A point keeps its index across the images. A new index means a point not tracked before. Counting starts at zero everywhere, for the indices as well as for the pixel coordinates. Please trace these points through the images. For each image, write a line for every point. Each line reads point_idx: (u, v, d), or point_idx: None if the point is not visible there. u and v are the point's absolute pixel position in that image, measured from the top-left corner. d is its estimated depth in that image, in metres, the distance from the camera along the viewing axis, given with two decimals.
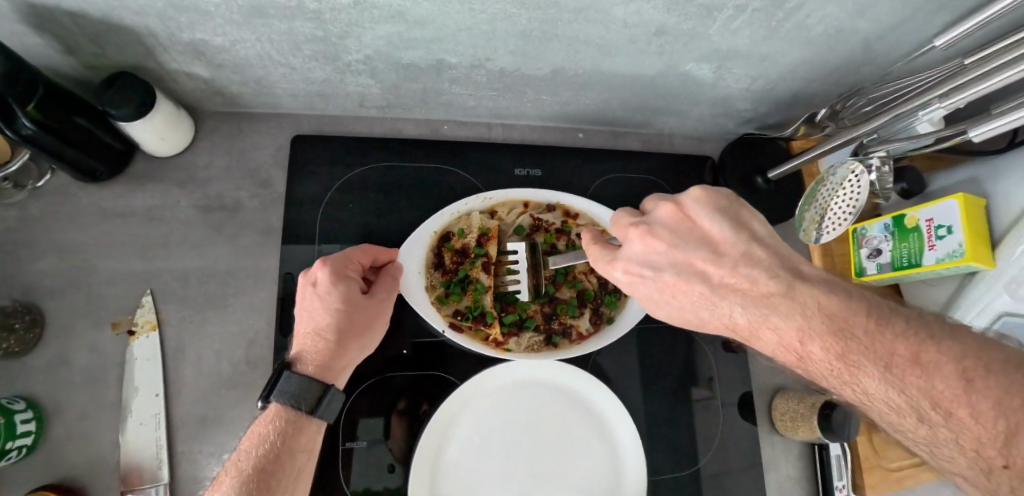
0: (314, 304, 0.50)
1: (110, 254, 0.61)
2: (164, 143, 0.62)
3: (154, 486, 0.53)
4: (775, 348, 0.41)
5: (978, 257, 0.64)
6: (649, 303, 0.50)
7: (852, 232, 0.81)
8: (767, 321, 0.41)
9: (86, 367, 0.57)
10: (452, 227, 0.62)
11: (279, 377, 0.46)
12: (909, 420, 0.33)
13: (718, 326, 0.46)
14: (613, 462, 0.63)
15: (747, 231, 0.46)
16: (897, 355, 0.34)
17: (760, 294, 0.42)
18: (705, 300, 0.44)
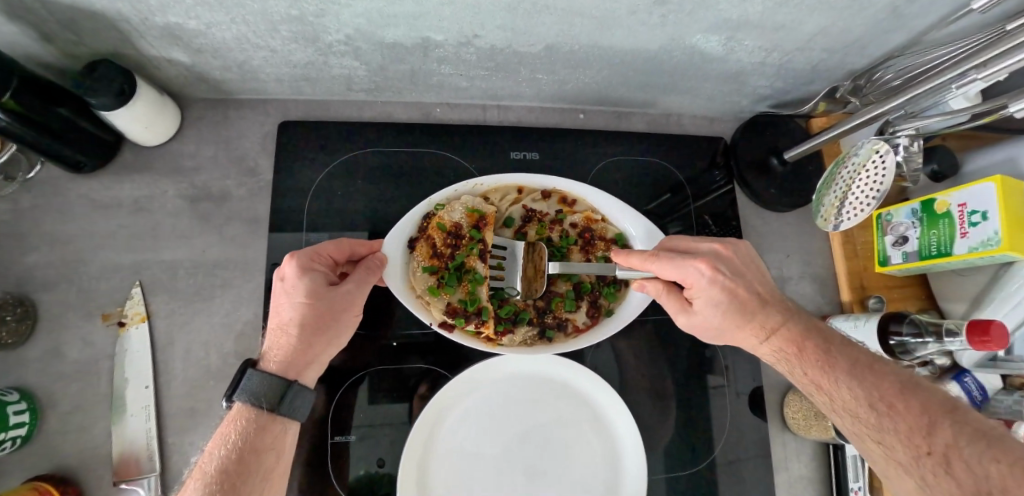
0: (280, 299, 0.49)
1: (100, 245, 0.60)
2: (149, 132, 0.60)
3: (147, 477, 0.53)
4: (779, 343, 0.50)
5: (1016, 247, 0.59)
6: (708, 305, 0.51)
7: (878, 217, 0.75)
8: (783, 322, 0.51)
9: (79, 358, 0.57)
10: (439, 209, 0.57)
11: (241, 376, 0.46)
12: (865, 410, 0.43)
13: (743, 331, 0.52)
14: (611, 462, 0.60)
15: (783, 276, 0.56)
16: (863, 363, 0.47)
17: (783, 304, 0.52)
18: (750, 302, 0.50)
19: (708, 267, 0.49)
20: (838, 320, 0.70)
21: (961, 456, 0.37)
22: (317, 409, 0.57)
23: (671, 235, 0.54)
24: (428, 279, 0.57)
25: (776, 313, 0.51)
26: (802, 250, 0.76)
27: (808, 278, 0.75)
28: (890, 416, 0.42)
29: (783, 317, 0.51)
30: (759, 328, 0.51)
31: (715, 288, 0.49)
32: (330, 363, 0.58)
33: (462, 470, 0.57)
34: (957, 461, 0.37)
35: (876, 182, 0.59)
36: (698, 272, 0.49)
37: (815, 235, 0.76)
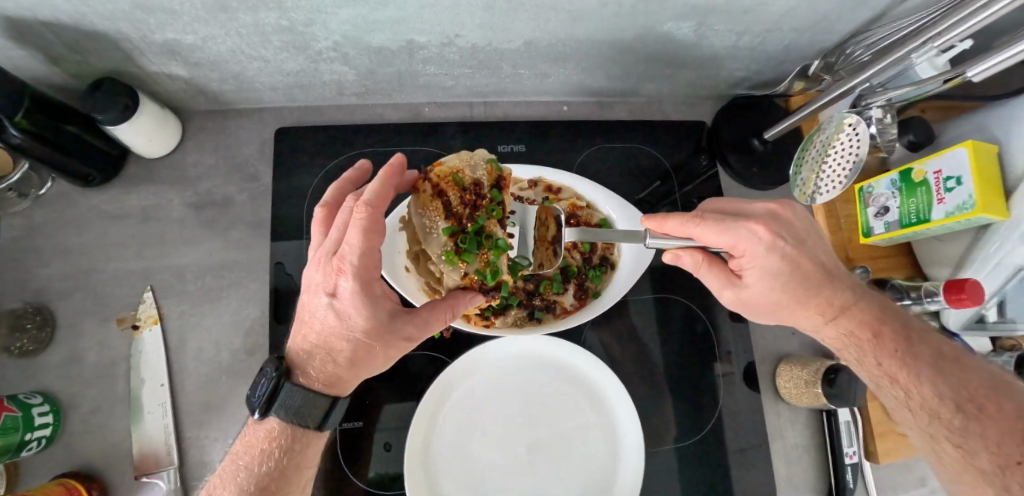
0: (337, 318, 0.46)
1: (112, 254, 0.63)
2: (153, 145, 0.63)
3: (166, 470, 0.56)
4: (851, 327, 0.49)
5: (990, 209, 0.61)
6: (761, 275, 0.50)
7: (860, 190, 0.77)
8: (856, 304, 0.50)
9: (97, 361, 0.60)
10: (456, 164, 0.54)
11: (276, 389, 0.46)
12: (947, 411, 0.42)
13: (808, 310, 0.51)
14: (610, 444, 0.62)
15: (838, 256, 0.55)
16: (949, 359, 0.45)
17: (856, 285, 0.52)
18: (814, 275, 0.50)
19: (765, 231, 0.48)
20: None
21: None
22: None
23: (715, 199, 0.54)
24: (443, 241, 0.53)
25: (848, 294, 0.50)
26: None
27: None
28: (976, 419, 0.41)
29: (853, 297, 0.50)
30: (830, 307, 0.50)
31: (778, 259, 0.49)
32: None
33: (466, 454, 0.60)
34: None
35: (851, 153, 0.61)
36: (753, 236, 0.48)
37: None
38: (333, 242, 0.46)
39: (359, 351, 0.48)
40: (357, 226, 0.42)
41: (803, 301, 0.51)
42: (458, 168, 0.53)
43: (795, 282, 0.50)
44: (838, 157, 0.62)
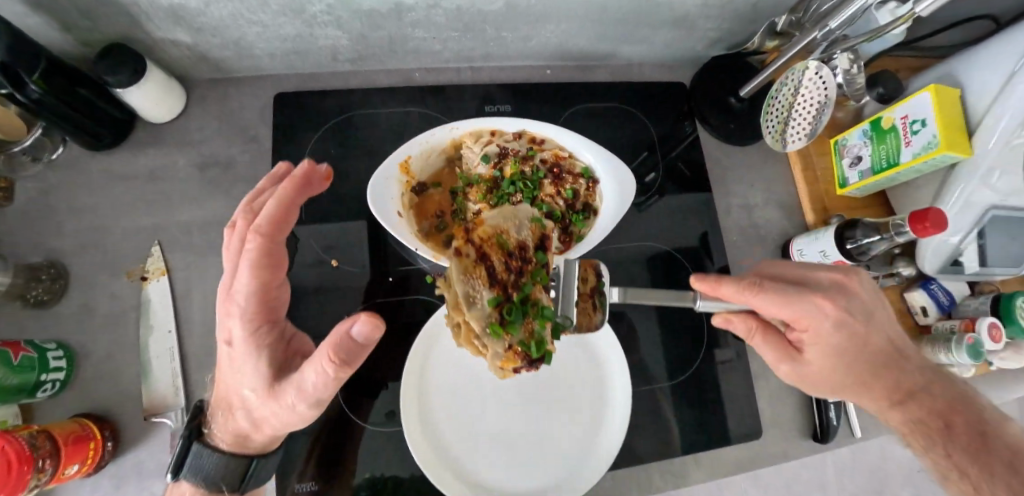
0: (234, 375, 0.47)
1: (122, 212, 0.66)
2: (159, 109, 0.67)
3: (172, 411, 0.59)
4: (924, 416, 0.50)
5: (952, 147, 0.64)
6: (824, 353, 0.51)
7: (835, 144, 0.80)
8: (920, 405, 0.51)
9: (108, 311, 0.63)
10: (464, 141, 0.65)
11: (186, 454, 0.48)
12: (980, 483, 0.43)
13: (870, 395, 0.53)
14: (593, 425, 0.65)
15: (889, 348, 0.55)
16: (1011, 451, 0.45)
17: (931, 388, 0.52)
18: (883, 357, 0.52)
19: (832, 307, 0.49)
20: (799, 239, 0.74)
21: None
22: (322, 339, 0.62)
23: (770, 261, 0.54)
24: (486, 309, 0.52)
25: (913, 382, 0.52)
26: (767, 179, 0.81)
27: (774, 204, 0.80)
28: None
29: (924, 386, 0.52)
30: (892, 394, 0.52)
31: (836, 336, 0.50)
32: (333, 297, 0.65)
33: (458, 393, 0.63)
34: None
35: (818, 98, 0.64)
36: (818, 310, 0.49)
37: (777, 164, 0.82)
38: (228, 280, 0.48)
39: (250, 406, 0.46)
40: (246, 260, 0.44)
41: (846, 388, 0.53)
42: (510, 235, 0.57)
43: (851, 349, 0.51)
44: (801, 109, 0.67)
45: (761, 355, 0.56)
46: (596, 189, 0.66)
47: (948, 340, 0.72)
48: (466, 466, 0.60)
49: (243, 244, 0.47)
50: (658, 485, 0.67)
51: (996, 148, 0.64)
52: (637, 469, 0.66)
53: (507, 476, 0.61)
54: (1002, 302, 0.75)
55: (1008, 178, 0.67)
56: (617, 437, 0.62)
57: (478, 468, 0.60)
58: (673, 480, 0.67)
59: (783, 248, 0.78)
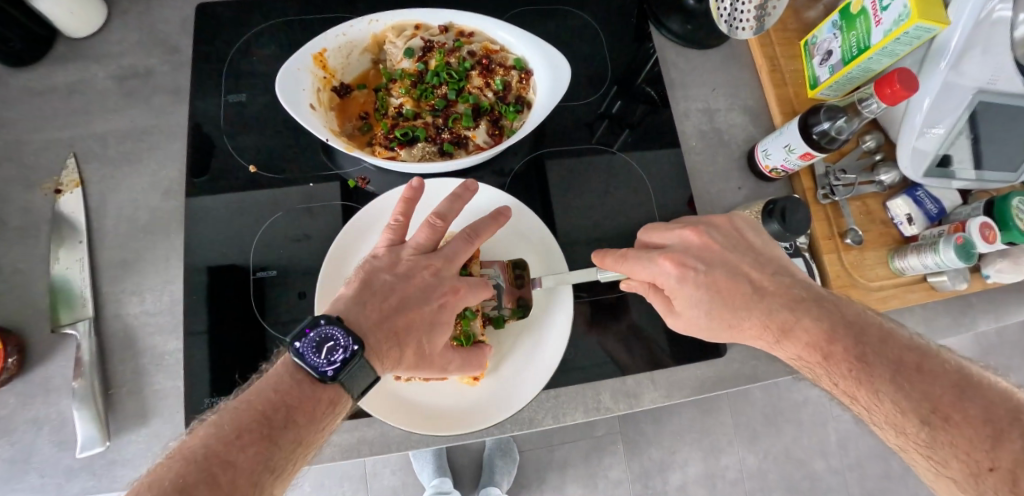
0: (433, 326, 0.51)
1: (37, 125, 0.63)
2: (75, 19, 0.63)
3: (77, 322, 0.55)
4: (802, 348, 0.45)
5: (928, 16, 0.56)
6: (687, 304, 0.52)
7: (805, 44, 0.74)
8: (798, 322, 0.46)
9: (21, 224, 0.60)
10: (384, 33, 0.60)
11: (352, 361, 0.43)
12: (909, 421, 0.36)
13: (753, 332, 0.50)
14: (538, 331, 0.59)
15: (764, 263, 0.52)
16: (903, 359, 0.40)
17: (798, 300, 0.48)
18: (739, 296, 0.50)
19: (672, 265, 0.52)
20: (764, 140, 0.68)
21: None
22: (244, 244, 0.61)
23: (645, 228, 0.58)
24: None
25: (785, 314, 0.48)
26: (728, 85, 0.75)
27: (737, 111, 0.75)
28: (942, 426, 0.35)
29: (797, 316, 0.46)
30: (767, 329, 0.48)
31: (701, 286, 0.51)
32: (254, 204, 0.63)
33: None
34: None
35: None
36: (663, 270, 0.52)
37: (738, 69, 0.76)
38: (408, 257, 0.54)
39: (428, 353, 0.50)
40: (466, 236, 0.55)
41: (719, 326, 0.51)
42: None
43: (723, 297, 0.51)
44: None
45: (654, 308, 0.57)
46: (530, 81, 0.62)
47: (935, 243, 0.65)
48: None
49: (428, 226, 0.55)
50: (607, 406, 0.60)
51: (969, 16, 0.58)
52: (582, 386, 0.60)
53: (431, 388, 0.55)
54: (997, 205, 0.67)
55: (983, 58, 0.60)
56: (559, 348, 0.57)
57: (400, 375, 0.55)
58: (625, 401, 0.61)
59: (746, 156, 0.72)
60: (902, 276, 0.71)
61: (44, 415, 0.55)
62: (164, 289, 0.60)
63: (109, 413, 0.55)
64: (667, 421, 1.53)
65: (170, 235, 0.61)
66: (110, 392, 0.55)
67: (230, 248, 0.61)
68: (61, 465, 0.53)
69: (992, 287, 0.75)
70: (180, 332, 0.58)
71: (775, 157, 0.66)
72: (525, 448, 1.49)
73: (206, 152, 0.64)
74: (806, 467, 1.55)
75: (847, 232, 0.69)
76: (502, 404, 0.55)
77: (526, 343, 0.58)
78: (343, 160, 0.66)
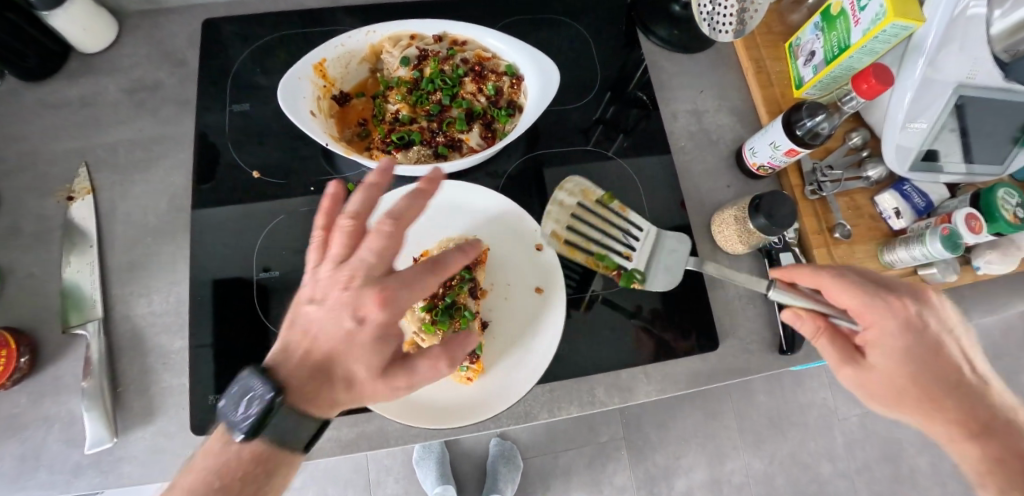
0: (348, 344, 0.42)
1: (50, 136, 0.66)
2: (87, 35, 0.66)
3: (87, 323, 0.57)
4: (949, 435, 0.44)
5: (903, 15, 0.58)
6: (885, 354, 0.47)
7: (790, 46, 0.76)
8: (978, 439, 0.43)
9: (34, 230, 0.63)
10: (381, 43, 0.63)
11: (269, 412, 0.37)
12: None
13: (912, 411, 0.46)
14: (533, 329, 0.60)
15: (986, 387, 0.47)
16: None
17: (994, 420, 0.44)
18: (948, 376, 0.46)
19: (905, 310, 0.47)
20: (751, 138, 0.69)
21: None
22: (248, 246, 0.64)
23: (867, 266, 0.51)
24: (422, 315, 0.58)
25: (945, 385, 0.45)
26: (715, 86, 0.78)
27: (724, 112, 0.77)
28: None
29: (974, 408, 0.45)
30: (935, 406, 0.45)
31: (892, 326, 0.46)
32: (258, 209, 0.65)
33: None
34: None
35: None
36: (894, 312, 0.47)
37: (725, 72, 0.78)
38: (328, 270, 0.45)
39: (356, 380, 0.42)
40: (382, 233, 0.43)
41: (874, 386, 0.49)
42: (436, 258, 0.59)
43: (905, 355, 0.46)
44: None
45: (819, 351, 0.51)
46: (521, 86, 0.64)
47: (922, 235, 0.66)
48: None
49: (344, 231, 0.46)
50: (601, 400, 0.61)
51: (943, 13, 0.60)
52: (578, 381, 0.62)
53: (428, 383, 0.56)
54: (983, 197, 0.69)
55: (960, 52, 0.62)
56: (551, 344, 0.58)
57: None
58: (619, 395, 0.62)
59: (734, 155, 0.74)
60: (892, 269, 0.72)
61: (55, 413, 0.57)
62: (170, 290, 0.62)
63: (117, 410, 0.56)
64: (671, 426, 1.53)
65: (177, 239, 0.64)
66: (117, 390, 0.57)
67: (235, 251, 0.63)
68: (70, 461, 0.55)
69: (983, 279, 0.76)
70: (185, 332, 0.60)
71: (761, 154, 0.67)
72: (529, 454, 1.48)
73: (212, 159, 0.66)
74: (813, 471, 1.54)
75: (835, 227, 0.70)
76: (496, 399, 0.56)
77: (520, 339, 0.59)
78: (342, 165, 0.68)
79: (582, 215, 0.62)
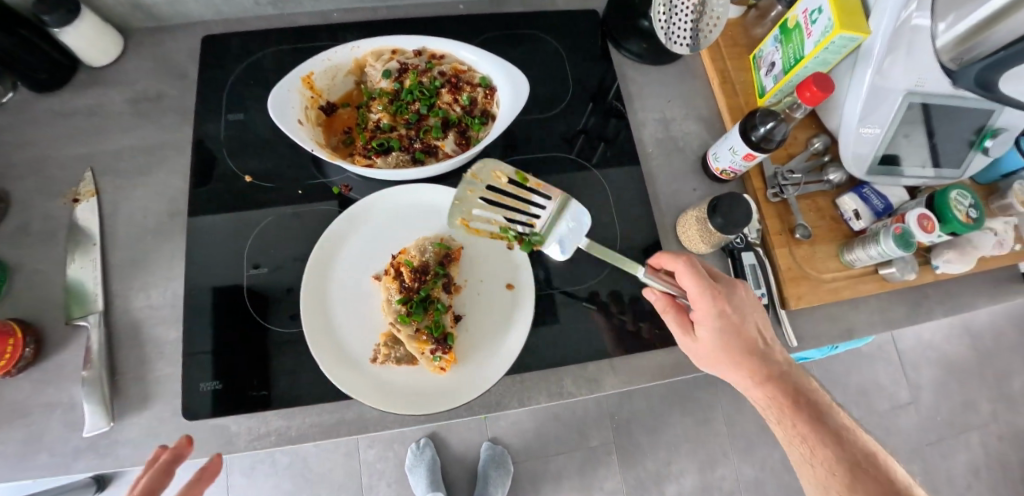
0: None
1: (60, 144, 0.71)
2: (95, 50, 0.72)
3: (89, 315, 0.62)
4: (765, 384, 0.60)
5: (849, 28, 0.63)
6: (711, 332, 0.59)
7: (753, 57, 0.80)
8: (780, 382, 0.60)
9: (42, 230, 0.67)
10: (365, 57, 0.68)
11: None
12: (809, 447, 0.56)
13: (739, 374, 0.61)
14: (504, 322, 0.64)
15: (762, 348, 0.61)
16: (835, 428, 0.57)
17: (781, 372, 0.60)
18: (751, 343, 0.60)
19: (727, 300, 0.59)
20: (714, 144, 0.73)
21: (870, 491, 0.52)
22: (239, 244, 0.68)
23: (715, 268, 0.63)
24: (397, 307, 0.61)
25: (775, 367, 0.60)
26: (683, 96, 0.82)
27: (692, 120, 0.81)
28: (817, 453, 0.55)
29: (779, 371, 0.60)
30: (756, 373, 0.60)
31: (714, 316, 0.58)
32: (250, 210, 0.70)
33: (361, 294, 0.63)
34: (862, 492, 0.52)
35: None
36: (716, 302, 0.58)
37: (693, 82, 0.83)
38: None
39: None
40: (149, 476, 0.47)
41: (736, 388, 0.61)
42: (412, 254, 0.62)
43: (728, 336, 0.60)
44: (678, 13, 0.67)
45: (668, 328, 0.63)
46: (494, 96, 0.69)
47: (876, 235, 0.70)
48: (363, 357, 0.60)
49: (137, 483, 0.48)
50: (569, 390, 0.64)
51: (887, 24, 0.64)
52: (549, 372, 0.65)
53: (404, 372, 0.60)
54: (937, 198, 0.72)
55: (907, 60, 0.66)
56: (521, 337, 0.62)
57: (374, 360, 0.60)
58: (587, 386, 0.65)
59: (700, 160, 0.78)
60: (852, 268, 0.75)
61: (57, 399, 0.61)
62: (166, 286, 0.66)
63: (114, 397, 0.60)
64: (661, 430, 1.54)
65: (174, 238, 0.68)
66: (115, 378, 0.61)
67: (227, 249, 0.68)
68: (69, 444, 0.59)
69: (943, 278, 0.79)
70: (179, 324, 0.64)
71: (723, 159, 0.71)
72: (521, 459, 1.50)
73: (208, 164, 0.71)
74: None
75: (796, 228, 0.74)
76: (468, 387, 0.59)
77: (492, 332, 0.63)
78: (329, 169, 0.73)
79: (493, 198, 0.64)
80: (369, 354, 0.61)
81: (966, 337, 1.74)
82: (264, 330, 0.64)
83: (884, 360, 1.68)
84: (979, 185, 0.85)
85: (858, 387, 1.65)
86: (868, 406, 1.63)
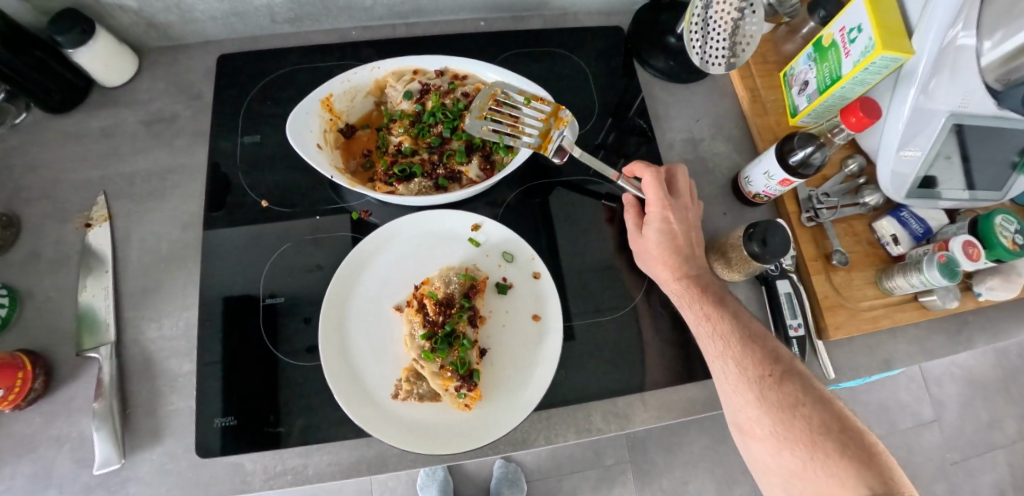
0: None
1: (72, 166, 0.70)
2: (110, 71, 0.70)
3: (100, 346, 0.60)
4: (684, 288, 0.61)
5: (892, 48, 0.60)
6: (654, 230, 0.62)
7: (784, 75, 0.78)
8: (704, 288, 0.60)
9: (52, 256, 0.65)
10: (385, 77, 0.66)
11: None
12: (729, 343, 0.56)
13: (664, 268, 0.62)
14: (530, 354, 0.61)
15: (693, 259, 0.62)
16: (752, 328, 0.57)
17: (701, 282, 0.61)
18: (685, 249, 0.61)
19: (674, 217, 0.61)
20: (746, 167, 0.71)
21: (787, 379, 0.52)
22: (255, 271, 0.66)
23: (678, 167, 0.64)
24: (421, 342, 0.59)
25: (695, 266, 0.62)
26: (711, 115, 0.80)
27: (720, 140, 0.78)
28: (747, 348, 0.55)
29: (698, 269, 0.62)
30: (672, 265, 0.61)
31: (659, 221, 0.61)
32: (267, 235, 0.68)
33: (382, 325, 0.61)
34: (785, 385, 0.51)
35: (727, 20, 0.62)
36: (664, 201, 0.61)
37: (721, 100, 0.80)
38: None
39: None
40: None
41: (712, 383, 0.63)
42: (436, 285, 0.60)
43: (668, 243, 0.62)
44: (711, 33, 0.64)
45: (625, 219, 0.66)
46: None
47: (919, 263, 0.66)
48: (383, 391, 0.58)
49: None
50: (598, 427, 0.62)
51: (932, 44, 0.61)
52: (577, 407, 0.62)
53: (426, 409, 0.57)
54: (981, 223, 0.69)
55: (952, 81, 0.63)
56: (549, 371, 0.59)
57: (395, 395, 0.58)
58: (617, 422, 0.62)
59: (730, 182, 0.75)
60: (891, 295, 0.72)
61: (66, 434, 0.58)
62: (180, 314, 0.64)
63: (125, 432, 0.58)
64: (678, 450, 1.51)
65: (188, 264, 0.66)
66: (127, 412, 0.59)
67: (243, 276, 0.66)
68: (78, 482, 0.57)
69: (985, 305, 0.76)
70: (194, 355, 0.62)
71: (757, 183, 0.69)
72: (534, 478, 1.46)
73: (223, 187, 0.69)
74: None
75: (832, 254, 0.71)
76: (493, 426, 0.57)
77: (520, 366, 0.60)
78: (348, 193, 0.70)
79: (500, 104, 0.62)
80: (390, 390, 0.58)
81: (991, 353, 1.69)
82: (280, 362, 0.62)
83: (907, 377, 1.63)
84: (1018, 207, 0.82)
85: (880, 405, 1.60)
86: (890, 425, 1.59)
